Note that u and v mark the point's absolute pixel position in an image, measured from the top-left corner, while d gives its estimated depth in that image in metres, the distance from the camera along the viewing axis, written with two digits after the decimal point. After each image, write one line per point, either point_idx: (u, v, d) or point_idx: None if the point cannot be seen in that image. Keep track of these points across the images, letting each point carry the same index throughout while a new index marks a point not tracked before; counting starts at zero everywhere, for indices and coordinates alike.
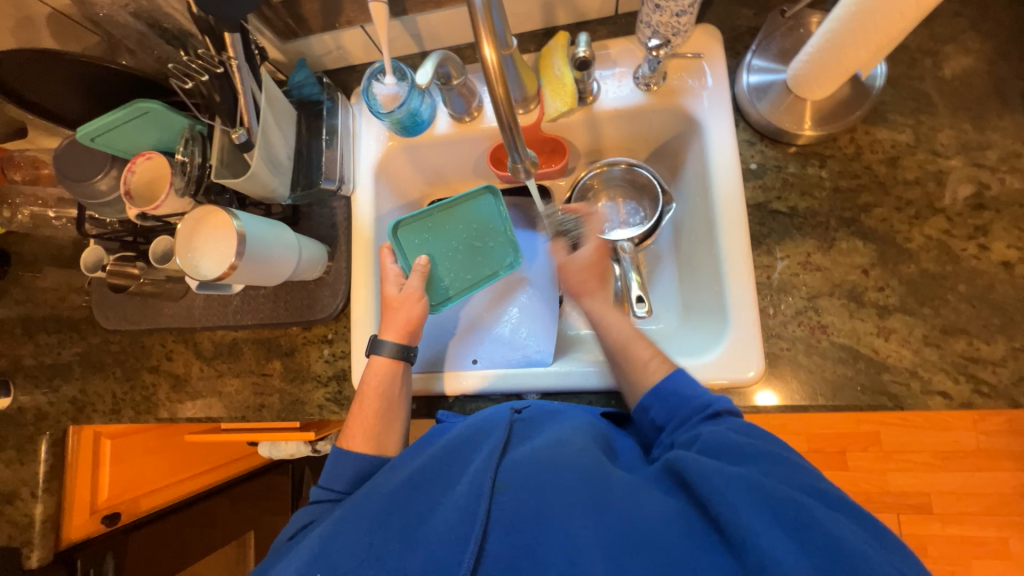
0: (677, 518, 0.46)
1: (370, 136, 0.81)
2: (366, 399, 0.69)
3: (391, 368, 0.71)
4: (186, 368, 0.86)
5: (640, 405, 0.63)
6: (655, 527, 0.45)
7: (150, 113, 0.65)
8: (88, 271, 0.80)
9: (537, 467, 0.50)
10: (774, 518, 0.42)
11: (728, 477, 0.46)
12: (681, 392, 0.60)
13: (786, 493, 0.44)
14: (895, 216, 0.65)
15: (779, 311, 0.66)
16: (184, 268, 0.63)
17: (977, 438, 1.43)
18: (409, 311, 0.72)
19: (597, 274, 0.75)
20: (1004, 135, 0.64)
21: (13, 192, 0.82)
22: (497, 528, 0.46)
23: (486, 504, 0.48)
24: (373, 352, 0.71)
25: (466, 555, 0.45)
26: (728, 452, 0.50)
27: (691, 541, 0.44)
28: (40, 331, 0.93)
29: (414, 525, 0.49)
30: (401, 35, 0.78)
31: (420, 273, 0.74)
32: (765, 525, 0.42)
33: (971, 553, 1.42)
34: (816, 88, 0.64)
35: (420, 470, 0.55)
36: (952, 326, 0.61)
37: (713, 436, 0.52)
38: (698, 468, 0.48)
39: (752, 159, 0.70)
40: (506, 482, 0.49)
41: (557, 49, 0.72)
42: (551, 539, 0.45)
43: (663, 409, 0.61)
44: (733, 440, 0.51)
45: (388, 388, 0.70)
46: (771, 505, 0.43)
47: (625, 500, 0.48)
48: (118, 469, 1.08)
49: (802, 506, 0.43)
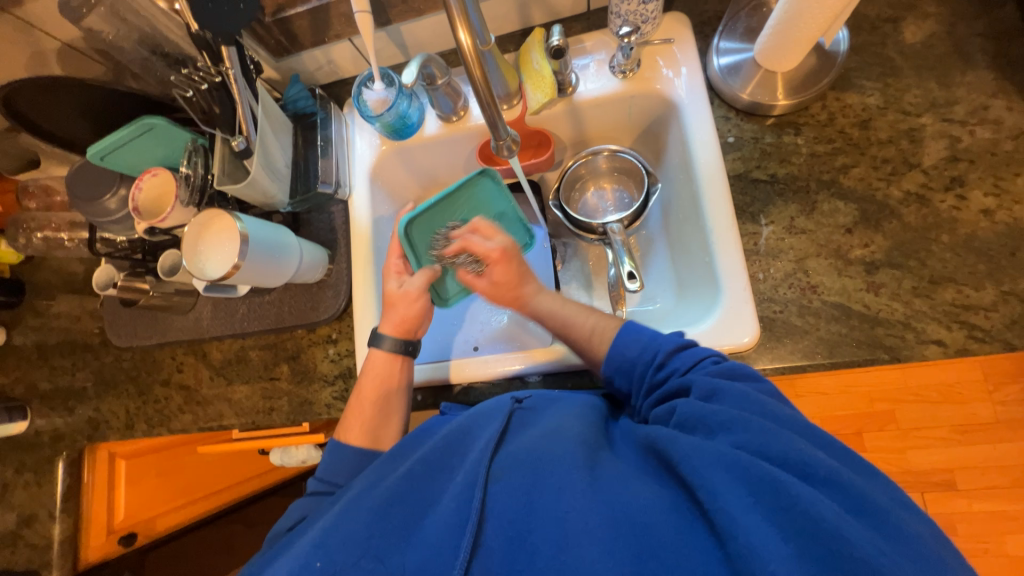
0: (664, 501, 0.45)
1: (364, 143, 0.85)
2: (362, 394, 0.71)
3: (390, 362, 0.72)
4: (196, 378, 0.88)
5: (603, 376, 0.64)
6: (639, 510, 0.44)
7: (156, 129, 0.70)
8: (100, 289, 0.83)
9: (529, 456, 0.51)
10: (755, 496, 0.40)
11: (707, 455, 0.44)
12: (625, 358, 0.61)
13: (764, 470, 0.41)
14: (872, 174, 0.67)
15: (769, 276, 0.67)
16: (192, 270, 0.66)
17: (995, 409, 1.40)
18: (406, 307, 0.74)
19: (512, 284, 0.74)
20: (969, 90, 0.66)
21: (26, 219, 0.86)
22: (492, 520, 0.47)
23: (479, 495, 0.49)
24: (373, 346, 0.73)
25: (463, 546, 0.46)
26: (707, 426, 0.47)
27: (675, 522, 0.43)
28: (55, 354, 0.96)
29: (408, 519, 0.50)
30: (387, 45, 0.82)
31: (427, 275, 0.75)
32: (745, 508, 0.40)
33: (1002, 529, 1.38)
34: (783, 59, 0.67)
35: (419, 460, 0.55)
36: (940, 276, 0.62)
37: (695, 410, 0.49)
38: (678, 450, 0.46)
39: (730, 133, 0.73)
40: (499, 472, 0.50)
41: (535, 44, 0.75)
42: (541, 527, 0.45)
43: (625, 377, 0.61)
44: (713, 413, 0.48)
45: (383, 382, 0.72)
46: (759, 490, 0.41)
47: (611, 486, 0.47)
48: (133, 490, 1.10)
49: (782, 485, 0.40)
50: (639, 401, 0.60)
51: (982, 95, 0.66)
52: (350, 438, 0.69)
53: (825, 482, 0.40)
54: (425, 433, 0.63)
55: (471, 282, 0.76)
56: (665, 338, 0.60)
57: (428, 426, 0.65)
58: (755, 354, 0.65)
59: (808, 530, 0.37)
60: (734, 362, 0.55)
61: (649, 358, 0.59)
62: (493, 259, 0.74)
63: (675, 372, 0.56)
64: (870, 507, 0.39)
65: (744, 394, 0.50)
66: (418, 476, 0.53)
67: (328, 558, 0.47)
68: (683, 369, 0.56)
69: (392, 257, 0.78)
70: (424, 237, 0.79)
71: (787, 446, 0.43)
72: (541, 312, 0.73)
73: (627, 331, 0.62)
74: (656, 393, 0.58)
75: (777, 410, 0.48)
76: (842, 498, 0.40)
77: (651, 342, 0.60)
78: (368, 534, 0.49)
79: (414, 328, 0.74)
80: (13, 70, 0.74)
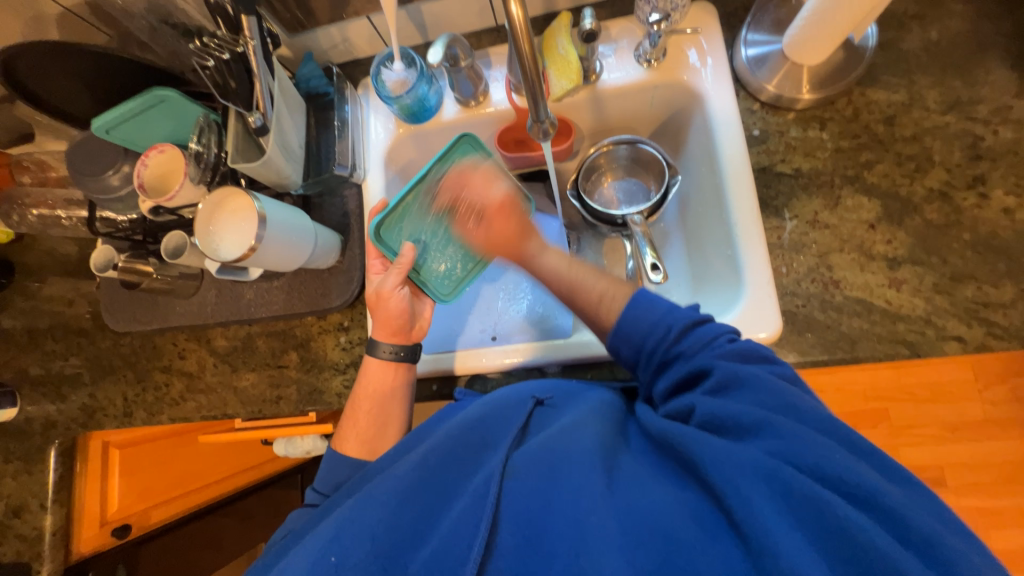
0: (683, 507, 0.43)
1: (379, 126, 0.82)
2: (357, 404, 0.69)
3: (388, 370, 0.70)
4: (199, 365, 0.85)
5: (610, 347, 0.61)
6: (658, 518, 0.43)
7: (167, 102, 0.67)
8: (98, 271, 0.79)
9: (548, 456, 0.50)
10: (796, 514, 0.38)
11: (740, 462, 0.42)
12: (637, 330, 0.58)
13: (807, 486, 0.39)
14: (895, 171, 0.67)
15: (792, 270, 0.67)
16: (205, 250, 0.63)
17: (984, 408, 1.44)
18: (385, 309, 0.70)
19: (513, 237, 0.70)
20: (993, 90, 0.67)
21: (19, 194, 0.81)
22: (506, 520, 0.46)
23: (495, 492, 0.47)
24: (369, 354, 0.70)
25: (475, 545, 0.44)
26: (736, 428, 0.46)
27: (696, 529, 0.41)
28: (47, 339, 0.92)
29: (419, 519, 0.48)
30: (406, 24, 0.80)
31: (399, 268, 0.70)
32: (783, 521, 0.38)
33: (987, 523, 1.42)
34: (812, 53, 0.67)
35: (434, 451, 0.53)
36: (960, 273, 0.63)
37: (721, 409, 0.47)
38: (708, 452, 0.44)
39: (755, 126, 0.73)
40: (516, 467, 0.50)
41: (560, 29, 0.73)
42: (558, 528, 0.44)
43: (630, 345, 0.59)
44: (737, 413, 0.46)
45: (378, 392, 0.69)
46: (793, 504, 0.39)
47: (628, 492, 0.46)
48: (128, 479, 1.07)
49: (824, 503, 0.38)
50: (640, 372, 0.59)
51: (1005, 95, 0.66)
52: (349, 449, 0.67)
53: (867, 503, 0.38)
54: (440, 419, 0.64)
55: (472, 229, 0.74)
56: (680, 314, 0.57)
57: (434, 419, 0.64)
58: (776, 347, 0.66)
59: (844, 545, 0.36)
60: (748, 342, 0.53)
61: (662, 332, 0.57)
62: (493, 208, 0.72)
63: (684, 354, 0.55)
64: (916, 536, 0.36)
65: (764, 383, 0.49)
66: (433, 468, 0.52)
67: (342, 553, 0.45)
68: (695, 354, 0.54)
69: (370, 258, 0.76)
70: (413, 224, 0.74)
71: (820, 454, 0.41)
72: (547, 270, 0.68)
73: (641, 302, 0.59)
74: (666, 376, 0.56)
75: (802, 405, 0.46)
76: (888, 523, 0.37)
77: (665, 317, 0.57)
78: (376, 530, 0.46)
79: (408, 330, 0.71)
80: (11, 36, 0.70)
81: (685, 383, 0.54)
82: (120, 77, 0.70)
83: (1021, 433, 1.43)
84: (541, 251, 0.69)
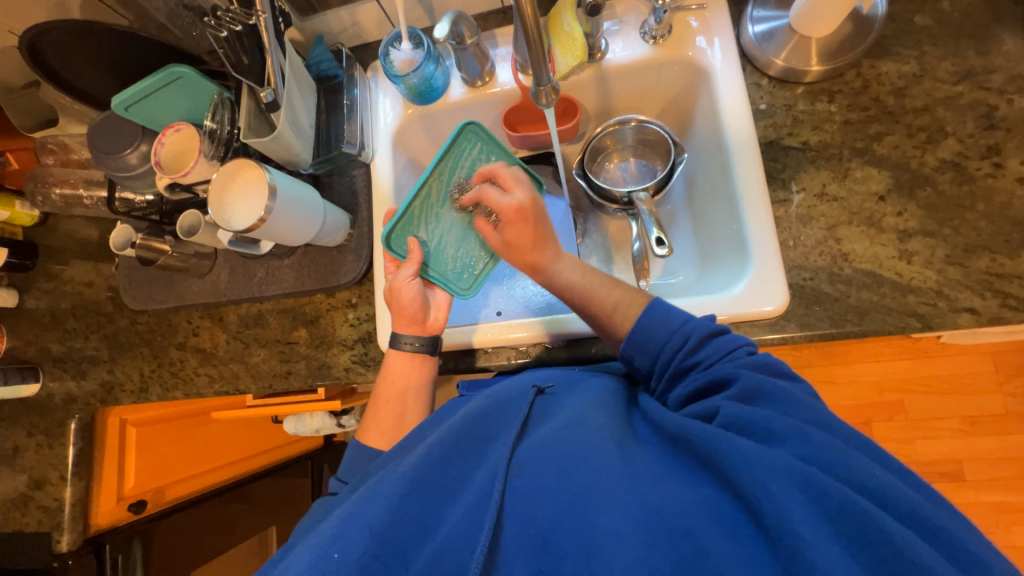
0: (703, 505, 0.42)
1: (388, 107, 0.84)
2: (379, 396, 0.72)
3: (410, 362, 0.72)
4: (212, 342, 0.87)
5: (624, 356, 0.62)
6: (677, 515, 0.41)
7: (183, 79, 0.69)
8: (117, 249, 0.82)
9: (555, 453, 0.48)
10: (830, 523, 0.38)
11: (769, 463, 0.41)
12: (653, 339, 0.59)
13: (844, 493, 0.38)
14: (906, 143, 0.66)
15: (800, 243, 0.67)
16: (217, 221, 0.65)
17: (1004, 401, 1.40)
18: (401, 300, 0.71)
19: (531, 248, 0.68)
20: (1007, 59, 0.65)
21: (43, 174, 0.85)
22: (513, 518, 0.45)
23: (501, 488, 0.47)
24: (391, 347, 0.73)
25: (482, 542, 0.44)
26: (761, 431, 0.45)
27: (718, 529, 0.40)
28: (68, 318, 0.95)
29: (425, 515, 0.48)
30: (414, 6, 0.82)
31: (414, 261, 0.70)
32: (814, 526, 0.37)
33: (1008, 519, 1.38)
34: (819, 24, 0.66)
35: (442, 445, 0.52)
36: (974, 244, 0.62)
37: (747, 412, 0.46)
38: (735, 454, 0.42)
39: (762, 101, 0.72)
40: (520, 465, 0.48)
41: (567, 6, 0.73)
42: (570, 527, 0.43)
43: (646, 357, 0.60)
44: (765, 418, 0.45)
45: (399, 385, 0.72)
46: (825, 511, 0.38)
47: (645, 486, 0.44)
48: (144, 457, 1.10)
49: (857, 509, 0.37)
50: (656, 383, 0.59)
51: (1020, 63, 0.65)
52: (372, 438, 0.71)
53: (901, 512, 0.38)
54: (440, 417, 0.63)
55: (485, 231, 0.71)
56: (695, 324, 0.58)
57: (431, 422, 0.63)
58: (783, 320, 0.65)
59: (877, 556, 0.36)
60: (767, 356, 0.53)
61: (678, 343, 0.57)
62: (509, 214, 0.67)
63: (702, 364, 0.55)
64: (951, 549, 0.37)
65: (789, 395, 0.48)
66: (436, 465, 0.50)
67: (345, 549, 0.44)
68: (714, 363, 0.54)
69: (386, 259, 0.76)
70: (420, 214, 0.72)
71: (848, 465, 0.40)
72: (561, 282, 0.68)
73: (654, 311, 0.60)
74: (684, 386, 0.56)
75: (824, 415, 0.47)
76: (921, 532, 0.38)
77: (681, 327, 0.58)
78: (382, 527, 0.46)
79: (425, 318, 0.72)
80: (38, 21, 0.73)
81: (705, 392, 0.53)
82: (139, 58, 0.72)
83: None
84: (557, 258, 0.69)
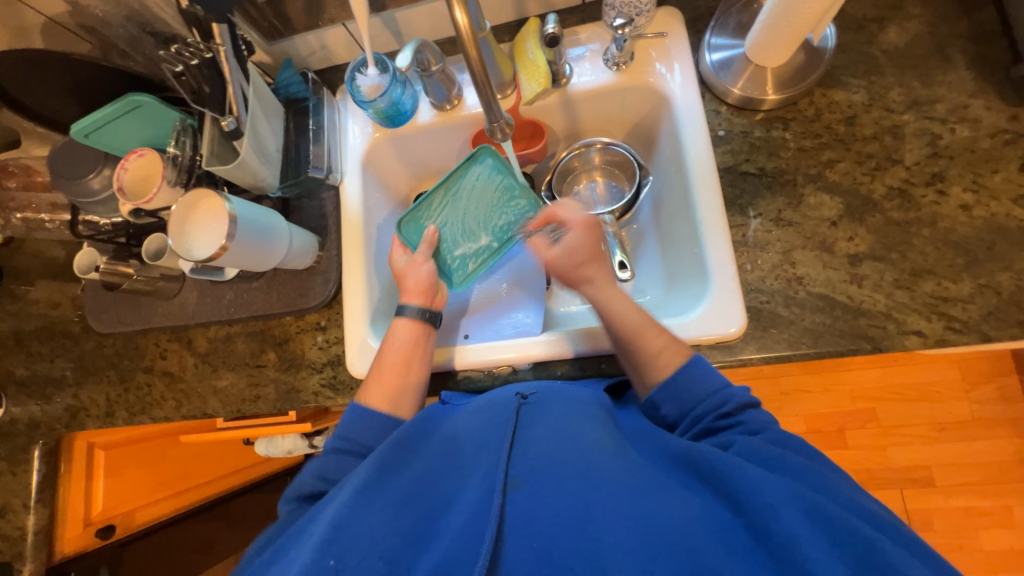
0: (701, 523, 0.44)
1: (357, 130, 0.85)
2: (381, 357, 0.69)
3: (414, 331, 0.71)
4: (180, 365, 0.86)
5: (651, 401, 0.62)
6: (678, 534, 0.43)
7: (144, 107, 0.69)
8: (81, 273, 0.81)
9: (561, 461, 0.49)
10: (834, 546, 0.41)
11: (776, 490, 0.44)
12: (690, 394, 0.59)
13: (847, 521, 0.42)
14: (856, 170, 0.68)
15: (757, 267, 0.69)
16: (178, 251, 0.64)
17: (971, 407, 1.44)
18: (415, 275, 0.74)
19: (589, 260, 0.69)
20: (949, 89, 0.68)
21: (5, 197, 0.83)
22: (513, 532, 0.45)
23: (499, 500, 0.46)
24: (396, 316, 0.72)
25: (483, 553, 0.44)
26: (769, 463, 0.49)
27: (715, 548, 0.43)
28: (33, 340, 0.93)
29: (425, 524, 0.48)
30: (381, 31, 0.82)
31: (427, 244, 0.76)
32: (812, 548, 0.40)
33: (977, 524, 1.41)
34: (772, 55, 0.68)
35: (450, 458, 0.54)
36: (920, 269, 0.64)
37: (757, 448, 0.50)
38: (743, 478, 0.45)
39: (720, 127, 0.74)
40: (519, 478, 0.49)
41: (530, 34, 0.75)
42: (572, 543, 0.44)
43: (676, 405, 0.60)
44: (773, 454, 0.50)
45: (404, 347, 0.70)
46: (828, 532, 0.41)
47: (646, 502, 0.46)
48: (114, 479, 1.08)
49: (859, 537, 0.41)
50: (678, 433, 0.59)
51: (961, 94, 0.68)
52: (373, 400, 0.66)
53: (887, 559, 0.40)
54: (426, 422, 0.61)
55: (544, 250, 0.72)
56: (737, 389, 0.58)
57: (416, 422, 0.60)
58: (741, 343, 0.67)
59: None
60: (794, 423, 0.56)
61: (716, 402, 0.57)
62: (578, 226, 0.71)
63: (735, 422, 0.56)
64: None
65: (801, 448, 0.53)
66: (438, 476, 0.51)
67: (342, 557, 0.44)
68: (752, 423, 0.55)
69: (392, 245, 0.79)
70: (440, 204, 0.79)
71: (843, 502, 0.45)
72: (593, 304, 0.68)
73: (697, 368, 0.60)
74: (704, 427, 0.57)
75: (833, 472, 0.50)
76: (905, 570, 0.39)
77: (722, 389, 0.58)
78: (385, 532, 0.46)
79: (431, 295, 0.74)
80: None
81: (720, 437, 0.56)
82: (101, 83, 0.72)
83: (1008, 433, 1.42)
84: (610, 283, 0.69)
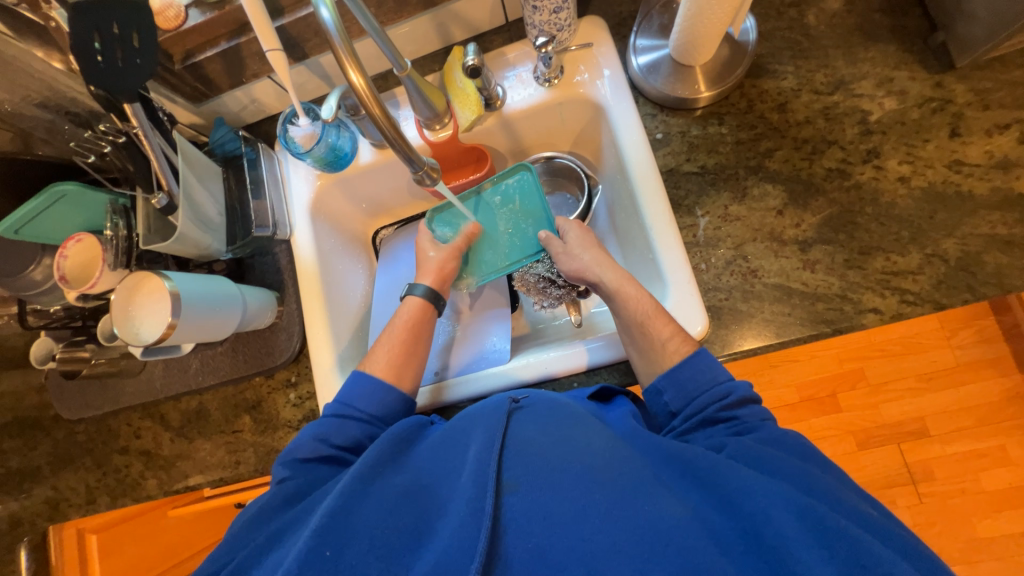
0: (696, 521, 0.42)
1: (300, 179, 0.84)
2: (391, 333, 0.71)
3: (422, 310, 0.74)
4: (156, 442, 0.85)
5: (653, 388, 0.60)
6: (674, 532, 0.41)
7: (69, 195, 0.67)
8: (39, 364, 0.79)
9: (553, 457, 0.48)
10: (826, 548, 0.39)
11: (770, 493, 0.43)
12: (694, 379, 0.58)
13: (839, 522, 0.40)
14: (794, 156, 0.69)
15: (710, 265, 0.69)
16: (125, 338, 0.63)
17: (955, 353, 1.46)
18: (430, 262, 0.77)
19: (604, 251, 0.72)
20: (873, 65, 0.69)
21: None
22: (511, 530, 0.44)
23: (492, 503, 0.44)
24: (407, 294, 0.75)
25: (478, 554, 0.42)
26: (765, 464, 0.47)
27: (711, 548, 0.40)
28: (3, 437, 0.91)
29: (419, 525, 0.46)
30: (310, 78, 0.81)
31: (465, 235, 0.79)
32: (807, 548, 0.39)
33: (976, 467, 1.43)
34: (697, 54, 0.68)
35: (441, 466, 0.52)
36: (869, 246, 0.65)
37: (749, 449, 0.49)
38: (737, 479, 0.45)
39: (657, 130, 0.74)
40: (514, 481, 0.46)
41: (456, 63, 0.75)
42: (565, 540, 0.42)
43: (679, 394, 0.58)
44: (771, 459, 0.48)
45: (412, 326, 0.72)
46: (820, 535, 0.39)
47: (640, 497, 0.44)
48: (109, 561, 1.09)
49: (854, 538, 0.39)
50: (678, 423, 0.57)
51: (885, 67, 0.68)
52: (378, 368, 0.68)
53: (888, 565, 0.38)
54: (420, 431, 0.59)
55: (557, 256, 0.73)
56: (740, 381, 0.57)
57: (408, 430, 0.58)
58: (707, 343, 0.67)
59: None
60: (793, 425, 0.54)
61: (719, 392, 0.56)
62: (577, 228, 0.74)
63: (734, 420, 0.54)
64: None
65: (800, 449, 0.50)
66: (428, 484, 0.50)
67: (338, 549, 0.44)
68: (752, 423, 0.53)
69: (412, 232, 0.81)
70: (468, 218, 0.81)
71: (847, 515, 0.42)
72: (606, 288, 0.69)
73: (702, 360, 0.58)
74: (706, 426, 0.55)
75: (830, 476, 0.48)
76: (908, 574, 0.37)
77: (724, 382, 0.57)
78: (378, 532, 0.45)
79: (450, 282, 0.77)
80: None
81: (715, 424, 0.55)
82: (26, 174, 0.70)
83: (994, 372, 1.44)
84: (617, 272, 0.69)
